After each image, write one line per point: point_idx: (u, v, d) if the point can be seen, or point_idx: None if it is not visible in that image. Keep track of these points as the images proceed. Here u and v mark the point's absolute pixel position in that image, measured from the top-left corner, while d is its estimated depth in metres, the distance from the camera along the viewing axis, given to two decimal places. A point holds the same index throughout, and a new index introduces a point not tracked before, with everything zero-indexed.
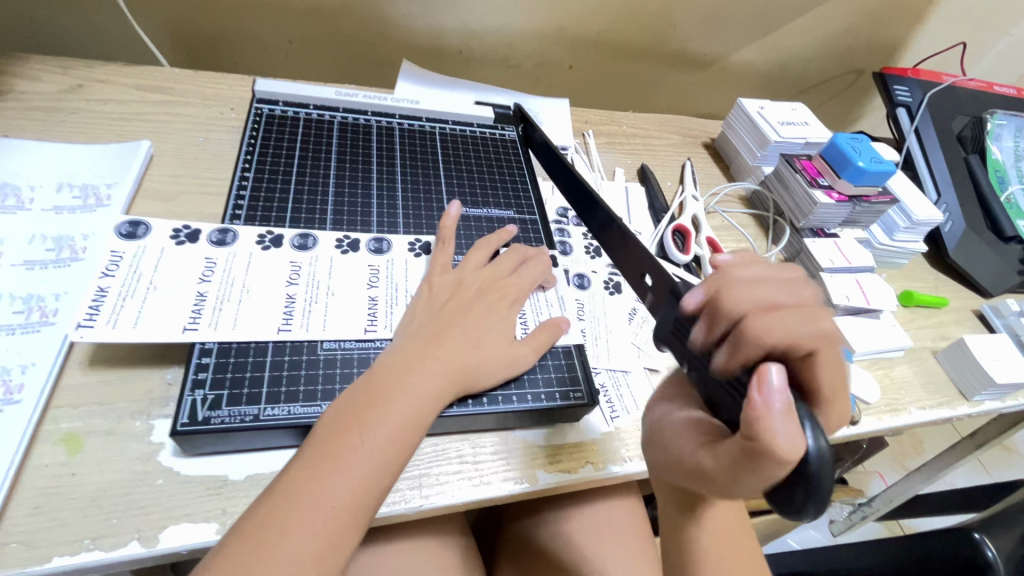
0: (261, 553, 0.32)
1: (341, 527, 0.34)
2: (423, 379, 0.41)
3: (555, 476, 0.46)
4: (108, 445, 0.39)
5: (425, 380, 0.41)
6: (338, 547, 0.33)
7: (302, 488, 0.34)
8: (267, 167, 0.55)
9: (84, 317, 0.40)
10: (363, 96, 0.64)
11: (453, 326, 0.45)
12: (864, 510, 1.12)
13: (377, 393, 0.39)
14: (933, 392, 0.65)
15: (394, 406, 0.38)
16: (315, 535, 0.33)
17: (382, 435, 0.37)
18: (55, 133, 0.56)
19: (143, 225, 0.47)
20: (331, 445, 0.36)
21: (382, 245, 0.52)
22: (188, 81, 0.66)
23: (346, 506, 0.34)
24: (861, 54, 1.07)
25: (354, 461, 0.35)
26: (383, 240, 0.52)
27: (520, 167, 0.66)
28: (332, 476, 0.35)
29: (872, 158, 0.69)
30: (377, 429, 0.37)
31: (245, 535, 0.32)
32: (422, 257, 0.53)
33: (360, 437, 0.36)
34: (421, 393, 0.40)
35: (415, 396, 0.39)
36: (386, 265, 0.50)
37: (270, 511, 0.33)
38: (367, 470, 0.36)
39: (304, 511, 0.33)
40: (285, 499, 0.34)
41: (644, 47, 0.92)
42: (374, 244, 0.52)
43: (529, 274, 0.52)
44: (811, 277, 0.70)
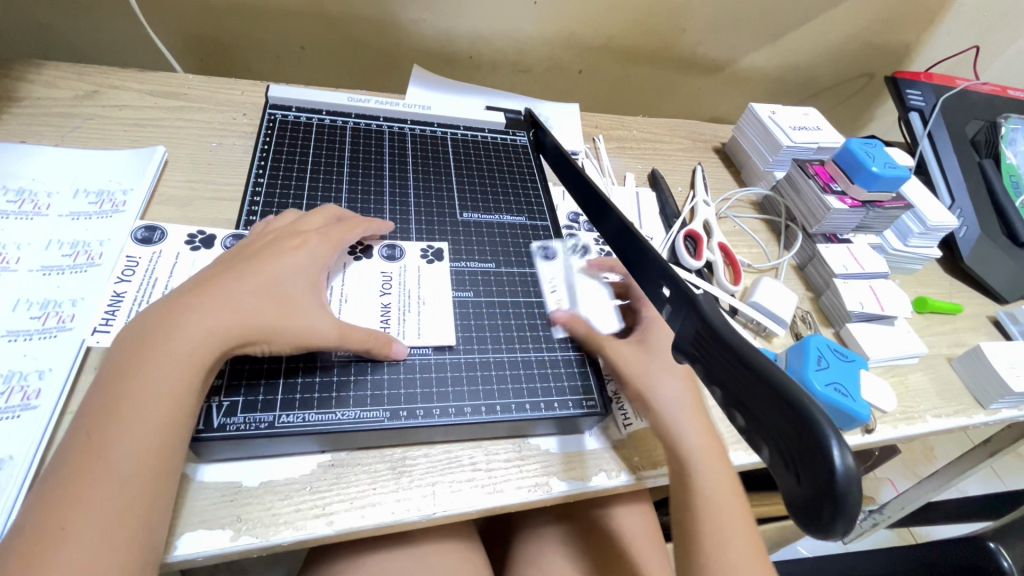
0: (57, 512, 0.31)
1: (137, 487, 0.32)
2: (181, 343, 0.36)
3: (569, 484, 0.45)
4: None
5: (182, 345, 0.36)
6: (136, 509, 0.32)
7: (95, 446, 0.33)
8: (280, 173, 0.55)
9: (101, 321, 0.42)
10: (375, 102, 0.65)
11: (223, 275, 0.40)
12: (875, 518, 1.09)
13: (142, 360, 0.35)
14: (949, 400, 0.64)
15: (150, 378, 0.35)
16: (108, 496, 0.32)
17: (144, 404, 0.34)
18: (71, 139, 0.57)
19: (159, 229, 0.48)
20: (117, 406, 0.34)
21: (393, 253, 0.52)
22: (201, 87, 0.67)
23: (136, 465, 0.33)
24: (873, 58, 1.06)
25: (128, 428, 0.33)
26: (395, 246, 0.53)
27: (531, 172, 0.66)
28: (116, 438, 0.33)
29: (885, 163, 0.69)
30: (140, 396, 0.34)
31: (46, 494, 0.31)
32: (434, 263, 0.53)
33: (130, 407, 0.34)
34: (180, 362, 0.36)
35: (172, 364, 0.35)
36: (399, 272, 0.51)
37: (67, 471, 0.32)
38: (143, 434, 0.33)
39: (100, 473, 0.32)
40: (80, 460, 0.32)
41: (654, 51, 0.92)
42: (387, 251, 0.52)
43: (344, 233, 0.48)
44: (825, 284, 0.70)
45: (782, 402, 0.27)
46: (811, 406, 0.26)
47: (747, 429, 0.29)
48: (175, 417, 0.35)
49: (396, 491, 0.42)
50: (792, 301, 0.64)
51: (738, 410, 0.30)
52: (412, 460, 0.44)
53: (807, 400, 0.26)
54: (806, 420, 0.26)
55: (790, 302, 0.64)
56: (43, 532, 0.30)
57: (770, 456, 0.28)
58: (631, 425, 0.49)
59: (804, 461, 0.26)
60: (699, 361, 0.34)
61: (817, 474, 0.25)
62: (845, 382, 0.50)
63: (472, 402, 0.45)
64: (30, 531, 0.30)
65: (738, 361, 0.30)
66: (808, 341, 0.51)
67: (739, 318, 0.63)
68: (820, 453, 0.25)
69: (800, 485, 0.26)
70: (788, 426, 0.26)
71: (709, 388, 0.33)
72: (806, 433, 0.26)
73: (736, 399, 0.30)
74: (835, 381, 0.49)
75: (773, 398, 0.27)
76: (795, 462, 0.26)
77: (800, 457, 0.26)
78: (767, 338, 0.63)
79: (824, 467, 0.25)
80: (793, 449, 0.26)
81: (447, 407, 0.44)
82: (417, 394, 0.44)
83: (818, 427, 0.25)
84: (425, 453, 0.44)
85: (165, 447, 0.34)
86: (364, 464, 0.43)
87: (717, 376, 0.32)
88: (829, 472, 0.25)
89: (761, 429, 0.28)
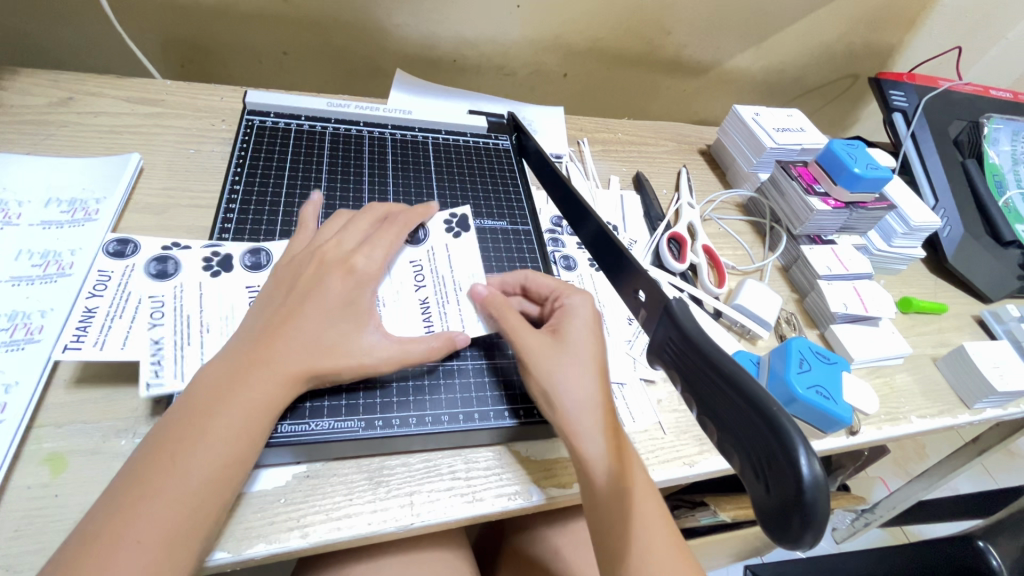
0: (108, 528, 0.31)
1: (189, 514, 0.32)
2: (255, 386, 0.37)
3: (546, 492, 0.45)
4: (93, 465, 0.38)
5: (256, 390, 0.37)
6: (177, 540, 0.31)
7: (156, 469, 0.33)
8: (256, 179, 0.54)
9: (150, 375, 0.39)
10: (355, 107, 0.64)
11: (296, 310, 0.41)
12: (866, 517, 1.10)
13: (212, 404, 0.36)
14: (933, 400, 0.64)
15: (224, 418, 0.35)
16: (162, 518, 0.31)
17: (214, 439, 0.34)
18: (44, 147, 0.56)
19: (132, 242, 0.46)
20: (184, 433, 0.34)
21: (419, 236, 0.52)
22: (179, 93, 0.66)
23: (194, 492, 0.33)
24: (856, 60, 1.07)
25: (194, 462, 0.33)
26: (420, 228, 0.53)
27: (513, 176, 0.66)
28: (181, 462, 0.33)
29: (868, 164, 0.69)
30: (212, 430, 0.35)
31: (97, 510, 0.32)
32: (462, 235, 0.53)
33: (198, 438, 0.34)
34: (251, 405, 0.36)
35: (245, 405, 0.36)
36: (427, 257, 0.51)
37: (130, 491, 0.32)
38: (211, 464, 0.34)
39: (158, 495, 0.32)
40: (139, 482, 0.32)
41: (638, 53, 0.92)
42: (411, 235, 0.52)
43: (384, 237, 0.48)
44: (809, 285, 0.70)
45: (753, 409, 0.26)
46: (779, 412, 0.25)
47: (720, 439, 0.29)
48: (238, 458, 0.35)
49: (373, 502, 0.41)
50: (775, 303, 0.64)
51: (711, 420, 0.29)
52: (389, 470, 0.43)
53: (775, 406, 0.25)
54: (774, 426, 0.25)
55: (773, 304, 0.64)
56: (87, 556, 0.29)
57: (740, 465, 0.28)
58: None
59: (771, 469, 0.26)
60: (672, 370, 0.33)
61: (783, 482, 0.25)
62: (827, 384, 0.50)
63: (450, 411, 0.45)
64: (72, 544, 0.30)
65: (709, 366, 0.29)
66: (790, 343, 0.51)
67: (722, 321, 0.63)
68: (788, 459, 0.25)
69: (768, 495, 0.26)
70: (754, 433, 0.26)
71: (684, 396, 0.32)
72: (774, 440, 0.25)
73: (710, 409, 0.29)
74: (817, 384, 0.49)
75: (744, 406, 0.27)
76: (764, 472, 0.26)
77: (768, 465, 0.26)
78: (751, 340, 0.63)
79: (792, 473, 0.24)
80: (762, 457, 0.26)
81: (425, 416, 0.44)
82: (394, 403, 0.44)
83: (783, 432, 0.25)
84: (402, 463, 0.44)
85: (224, 483, 0.34)
86: (340, 474, 0.42)
87: (691, 384, 0.31)
88: (797, 480, 0.24)
89: (731, 437, 0.28)
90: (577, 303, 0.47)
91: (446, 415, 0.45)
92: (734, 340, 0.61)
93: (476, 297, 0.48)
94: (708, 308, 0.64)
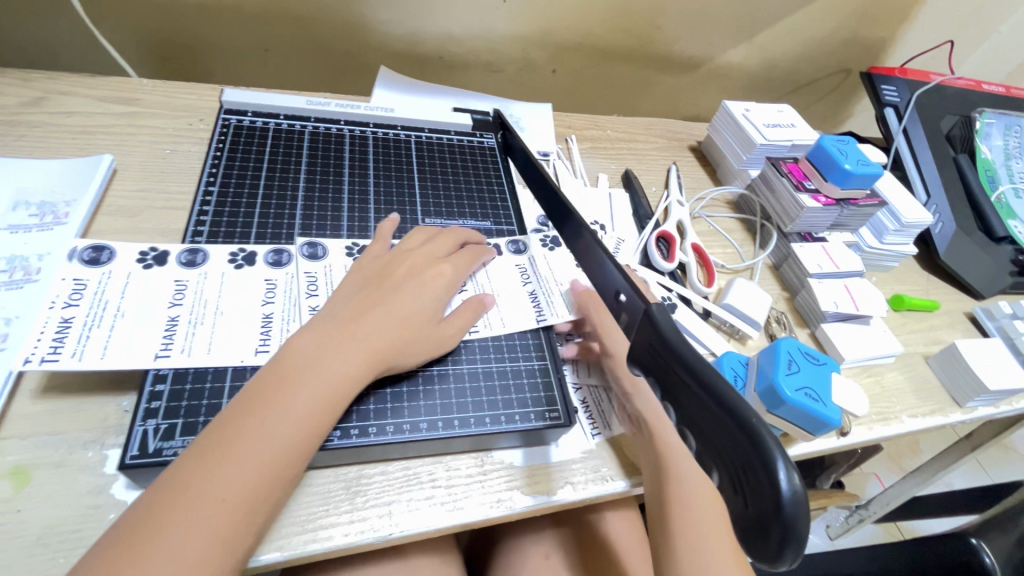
0: (186, 482, 0.32)
1: (261, 476, 0.33)
2: (337, 361, 0.38)
3: (531, 499, 0.44)
4: (58, 478, 0.37)
5: (337, 365, 0.38)
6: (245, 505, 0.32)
7: (233, 430, 0.34)
8: (232, 181, 0.53)
9: (159, 347, 0.40)
10: (335, 105, 0.63)
11: (381, 297, 0.43)
12: (861, 513, 1.10)
13: (293, 372, 0.37)
14: (924, 399, 0.64)
15: (305, 386, 0.36)
16: (236, 479, 0.32)
17: (291, 406, 0.35)
18: (13, 148, 0.54)
19: (106, 249, 0.44)
20: (256, 403, 0.35)
21: (520, 246, 0.57)
22: (156, 91, 0.64)
23: (267, 456, 0.33)
24: (849, 54, 1.06)
25: (273, 429, 0.34)
26: (318, 244, 0.50)
27: (498, 175, 0.64)
28: (257, 425, 0.34)
29: (858, 160, 0.68)
30: (292, 395, 0.36)
31: (180, 462, 0.33)
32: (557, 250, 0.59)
33: (278, 402, 0.35)
34: (329, 377, 0.37)
35: (323, 376, 0.37)
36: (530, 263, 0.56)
37: (206, 449, 0.33)
38: (285, 430, 0.34)
39: (235, 457, 0.33)
40: (215, 442, 0.33)
41: (628, 49, 0.91)
42: (309, 248, 0.49)
43: (466, 254, 0.52)
44: (799, 283, 0.69)
45: (732, 420, 0.25)
46: (760, 424, 0.24)
47: (698, 449, 0.28)
48: (312, 426, 0.35)
49: (350, 512, 0.40)
50: (765, 302, 0.63)
51: (690, 429, 0.28)
52: (367, 479, 0.42)
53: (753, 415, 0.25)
54: (754, 439, 0.24)
55: (763, 303, 0.63)
56: (157, 521, 0.30)
57: (719, 479, 0.26)
58: (598, 435, 0.49)
59: (749, 483, 0.25)
60: (650, 375, 0.32)
61: (761, 497, 0.24)
62: (815, 386, 0.49)
63: (429, 417, 0.43)
64: (153, 493, 0.32)
65: (688, 374, 0.28)
66: (778, 344, 0.50)
67: (711, 321, 0.62)
68: (767, 473, 0.24)
69: (746, 509, 0.25)
70: (733, 445, 0.25)
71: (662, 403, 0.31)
72: (754, 453, 0.24)
73: (688, 418, 0.28)
74: (805, 386, 0.48)
75: (722, 416, 0.26)
76: (741, 485, 0.25)
77: (745, 478, 0.25)
78: (740, 340, 0.62)
79: (771, 488, 0.23)
80: (740, 470, 0.25)
81: (402, 424, 0.42)
82: (406, 408, 0.43)
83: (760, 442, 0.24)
84: (381, 471, 0.42)
85: (300, 450, 0.35)
86: (317, 485, 0.41)
87: (669, 391, 0.30)
88: (775, 494, 0.23)
89: (709, 448, 0.27)
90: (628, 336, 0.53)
91: (425, 423, 0.43)
92: (723, 340, 0.60)
93: (574, 295, 0.54)
94: (697, 308, 0.63)
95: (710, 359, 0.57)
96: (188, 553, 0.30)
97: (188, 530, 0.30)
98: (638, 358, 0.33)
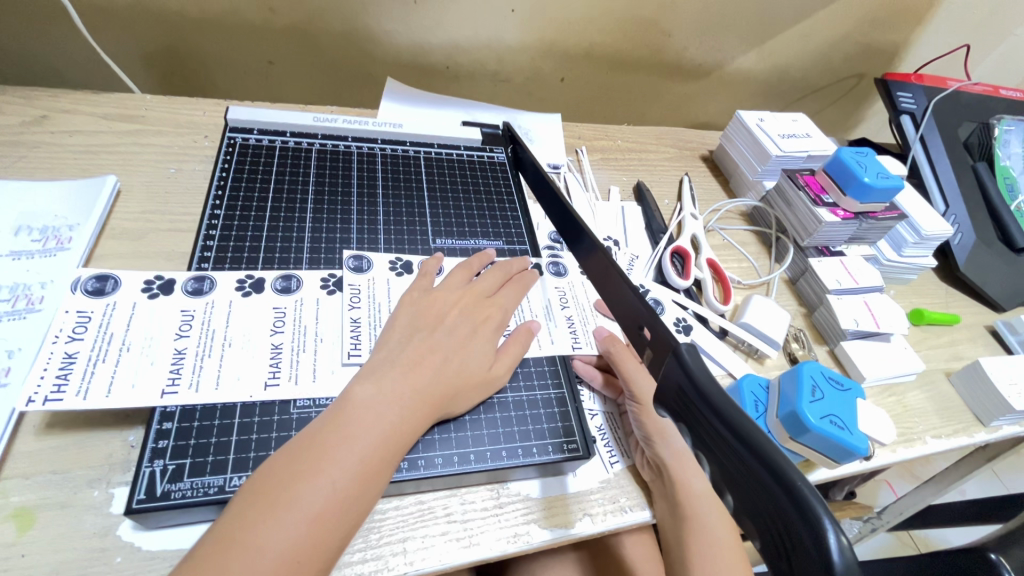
0: (241, 534, 0.30)
1: (322, 529, 0.31)
2: (399, 408, 0.37)
3: (549, 533, 0.42)
4: (62, 520, 0.36)
5: (394, 415, 0.37)
6: (308, 548, 0.30)
7: (288, 479, 0.32)
8: (239, 203, 0.52)
9: (166, 383, 0.38)
10: (343, 121, 0.61)
11: (432, 338, 0.43)
12: (871, 522, 1.03)
13: (347, 422, 0.35)
14: (948, 419, 0.62)
15: (360, 436, 0.35)
16: (295, 533, 0.30)
17: (348, 454, 0.34)
18: (15, 169, 0.53)
19: (112, 278, 0.43)
20: (323, 441, 0.34)
21: (559, 269, 0.58)
22: (159, 108, 0.63)
23: (327, 507, 0.32)
24: (861, 59, 1.04)
25: (337, 469, 0.33)
26: (363, 257, 0.51)
27: (509, 191, 0.63)
28: (313, 477, 0.32)
29: (878, 173, 0.66)
30: (350, 445, 0.34)
31: (230, 513, 0.31)
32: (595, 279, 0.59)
33: (334, 453, 0.33)
34: (386, 425, 0.36)
35: (379, 424, 0.36)
36: (568, 287, 0.56)
37: (260, 499, 0.31)
38: (344, 482, 0.33)
39: (294, 509, 0.31)
40: (268, 492, 0.31)
41: (637, 57, 0.89)
42: (354, 262, 0.50)
43: (514, 293, 0.51)
44: (817, 299, 0.67)
45: (768, 475, 0.24)
46: (798, 479, 0.23)
47: (736, 506, 0.26)
48: (370, 476, 0.34)
49: (363, 551, 0.38)
50: (783, 320, 0.61)
51: (728, 485, 0.27)
52: (380, 515, 0.40)
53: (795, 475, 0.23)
54: (793, 495, 0.23)
55: (781, 321, 0.61)
56: (216, 560, 0.29)
57: (762, 541, 0.25)
58: (617, 463, 0.47)
59: (795, 547, 0.23)
60: (681, 421, 0.31)
61: (808, 564, 0.22)
62: (841, 413, 0.47)
63: (445, 453, 0.42)
64: (203, 546, 0.29)
65: (722, 425, 0.27)
66: (801, 369, 0.49)
67: (728, 340, 0.61)
68: (812, 534, 0.22)
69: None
70: (776, 507, 0.24)
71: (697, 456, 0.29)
72: (795, 512, 0.23)
73: (725, 471, 0.27)
74: (830, 414, 0.46)
75: (757, 470, 0.25)
76: (787, 549, 0.24)
77: (792, 544, 0.23)
78: (759, 360, 0.60)
79: (817, 552, 0.22)
80: (783, 533, 0.24)
81: (417, 460, 0.41)
82: (452, 438, 0.42)
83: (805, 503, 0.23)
84: (394, 506, 0.41)
85: (363, 495, 0.33)
86: None
87: (702, 441, 0.29)
88: (822, 560, 0.22)
89: (749, 507, 0.26)
90: (640, 378, 0.48)
91: (439, 458, 0.41)
92: (741, 361, 0.58)
93: (598, 336, 0.51)
94: (714, 327, 0.62)
95: (728, 380, 0.56)
96: None
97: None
98: (669, 404, 0.32)
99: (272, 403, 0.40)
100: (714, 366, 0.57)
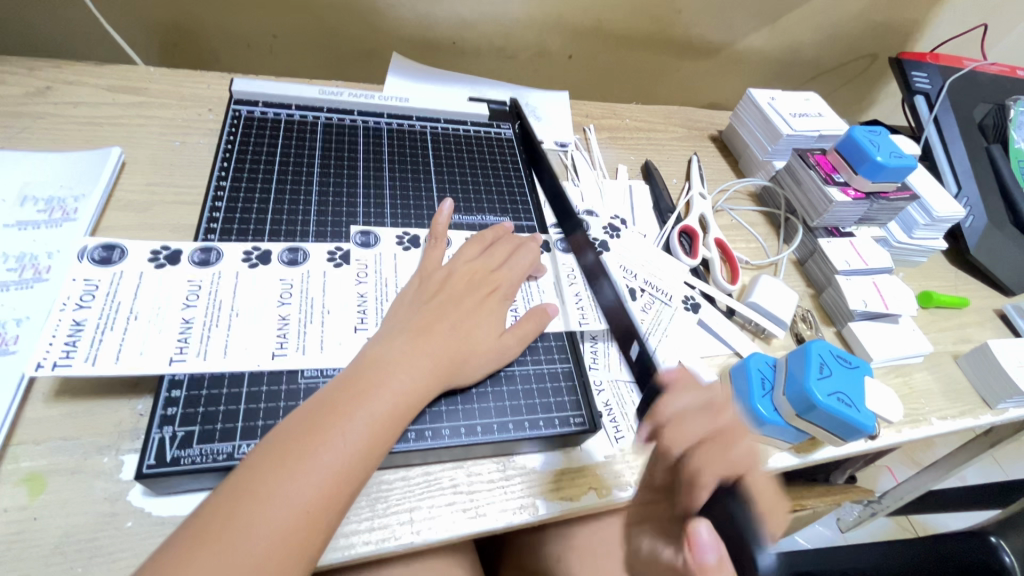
0: (254, 487, 0.30)
1: (334, 486, 0.32)
2: (409, 373, 0.37)
3: (555, 506, 0.42)
4: (73, 485, 0.36)
5: (409, 379, 0.37)
6: (321, 502, 0.31)
7: (302, 436, 0.32)
8: (244, 175, 0.51)
9: (175, 351, 0.39)
10: (348, 95, 0.61)
11: (442, 312, 0.43)
12: (873, 507, 1.04)
13: (364, 384, 0.36)
14: (954, 400, 0.62)
15: (376, 398, 0.35)
16: (311, 486, 0.31)
17: (362, 415, 0.34)
18: (19, 140, 0.53)
19: (118, 248, 0.43)
20: (336, 401, 0.34)
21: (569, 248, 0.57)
22: (163, 80, 0.62)
23: (340, 464, 0.32)
24: (876, 39, 1.02)
25: (350, 428, 0.33)
26: (370, 233, 0.50)
27: (516, 168, 0.62)
28: (326, 436, 0.33)
29: (891, 152, 0.65)
30: (366, 404, 0.35)
31: (244, 466, 0.31)
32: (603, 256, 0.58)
33: (349, 413, 0.34)
34: (399, 387, 0.36)
35: (392, 387, 0.36)
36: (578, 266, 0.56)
37: (273, 454, 0.32)
38: (356, 440, 0.33)
39: (308, 464, 0.31)
40: (283, 448, 0.32)
41: (647, 33, 0.88)
42: (361, 238, 0.50)
43: (524, 263, 0.50)
44: (826, 280, 0.66)
45: None
46: None
47: None
48: (381, 437, 0.34)
49: (371, 519, 0.39)
50: (792, 301, 0.61)
51: None
52: (387, 485, 0.40)
53: None
54: None
55: (790, 301, 0.61)
56: (232, 506, 0.29)
57: None
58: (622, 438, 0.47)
59: None
60: None
61: None
62: (848, 391, 0.47)
63: (451, 424, 0.42)
64: (215, 500, 0.30)
65: None
66: (809, 347, 0.48)
67: (736, 319, 0.61)
68: None
69: None
70: None
71: None
72: None
73: None
74: (837, 391, 0.46)
75: None
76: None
77: None
78: (766, 340, 0.60)
79: None
80: None
81: (424, 431, 0.41)
82: (459, 412, 0.42)
83: None
84: (401, 477, 0.41)
85: (373, 455, 0.34)
86: None
87: None
88: None
89: None
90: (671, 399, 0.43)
91: (447, 430, 0.41)
92: (748, 340, 0.58)
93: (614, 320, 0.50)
94: (721, 306, 0.62)
95: (734, 359, 0.56)
96: (256, 550, 0.29)
97: (253, 544, 0.29)
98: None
99: (280, 372, 0.40)
100: (720, 344, 0.57)
